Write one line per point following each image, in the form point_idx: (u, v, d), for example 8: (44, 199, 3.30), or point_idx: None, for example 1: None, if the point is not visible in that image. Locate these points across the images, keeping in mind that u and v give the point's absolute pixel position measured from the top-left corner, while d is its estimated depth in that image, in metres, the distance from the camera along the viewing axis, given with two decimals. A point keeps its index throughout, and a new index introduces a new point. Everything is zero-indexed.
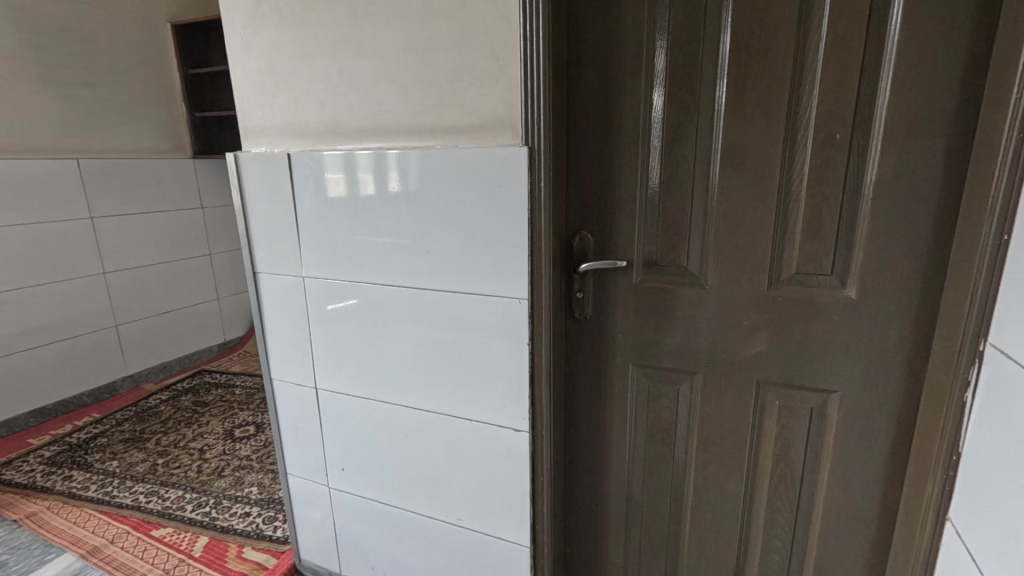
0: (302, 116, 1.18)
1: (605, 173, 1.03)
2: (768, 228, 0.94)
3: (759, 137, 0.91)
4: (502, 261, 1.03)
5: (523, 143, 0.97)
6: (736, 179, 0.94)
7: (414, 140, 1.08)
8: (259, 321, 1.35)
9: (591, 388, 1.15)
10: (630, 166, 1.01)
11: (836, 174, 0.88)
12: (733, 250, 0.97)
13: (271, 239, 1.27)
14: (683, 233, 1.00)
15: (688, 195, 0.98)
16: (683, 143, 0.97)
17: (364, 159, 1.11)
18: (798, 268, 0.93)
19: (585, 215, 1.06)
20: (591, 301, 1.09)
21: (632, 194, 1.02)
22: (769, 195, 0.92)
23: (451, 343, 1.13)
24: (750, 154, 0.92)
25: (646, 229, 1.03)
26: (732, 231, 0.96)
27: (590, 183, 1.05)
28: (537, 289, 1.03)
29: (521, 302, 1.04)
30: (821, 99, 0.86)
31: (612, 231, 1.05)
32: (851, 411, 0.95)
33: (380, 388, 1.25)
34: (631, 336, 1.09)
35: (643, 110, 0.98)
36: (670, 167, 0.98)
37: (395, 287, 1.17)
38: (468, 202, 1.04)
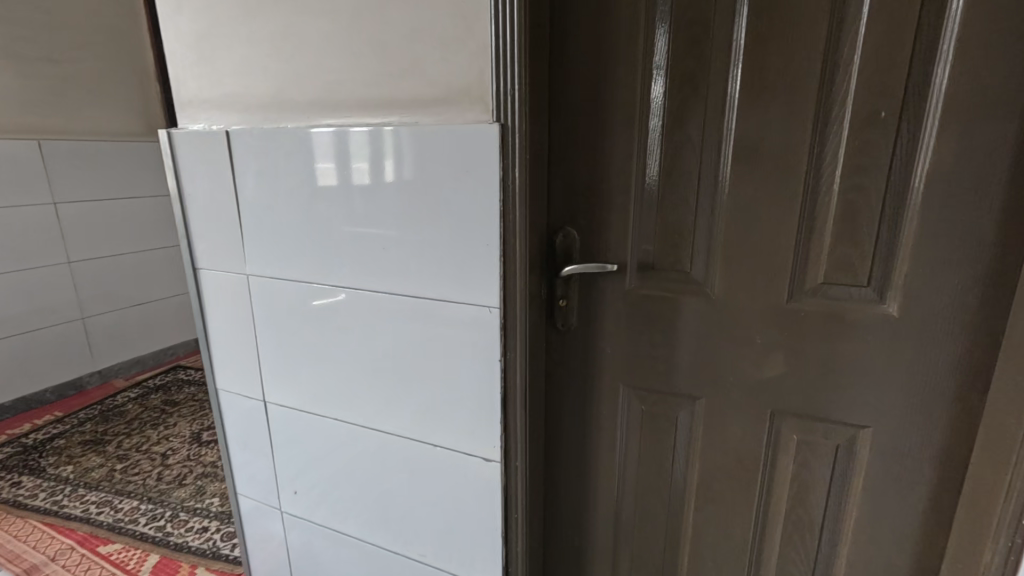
0: (242, 88, 1.00)
1: (593, 160, 0.86)
2: (791, 227, 0.76)
3: (783, 116, 0.74)
4: (470, 261, 0.87)
5: (495, 121, 0.80)
6: (753, 168, 0.77)
7: (369, 117, 0.90)
8: (202, 323, 1.19)
9: (575, 410, 0.99)
10: (624, 150, 0.84)
11: (879, 161, 0.71)
12: (746, 253, 0.80)
13: (211, 231, 1.10)
14: (687, 232, 0.83)
15: (693, 188, 0.81)
16: (688, 123, 0.80)
17: (358, 143, 0.91)
18: (827, 276, 0.76)
19: (570, 210, 0.90)
20: (575, 312, 0.93)
21: (626, 186, 0.85)
22: (794, 186, 0.75)
23: (413, 356, 0.97)
24: (771, 137, 0.75)
25: (642, 226, 0.86)
26: (746, 230, 0.79)
27: (575, 173, 0.88)
28: (510, 296, 0.86)
29: (492, 312, 0.88)
30: (864, 67, 0.69)
31: (601, 228, 0.88)
32: (884, 451, 0.79)
33: (335, 404, 1.09)
34: (622, 353, 0.92)
35: (640, 83, 0.81)
36: (673, 152, 0.81)
37: (349, 290, 1.00)
38: (432, 193, 0.87)
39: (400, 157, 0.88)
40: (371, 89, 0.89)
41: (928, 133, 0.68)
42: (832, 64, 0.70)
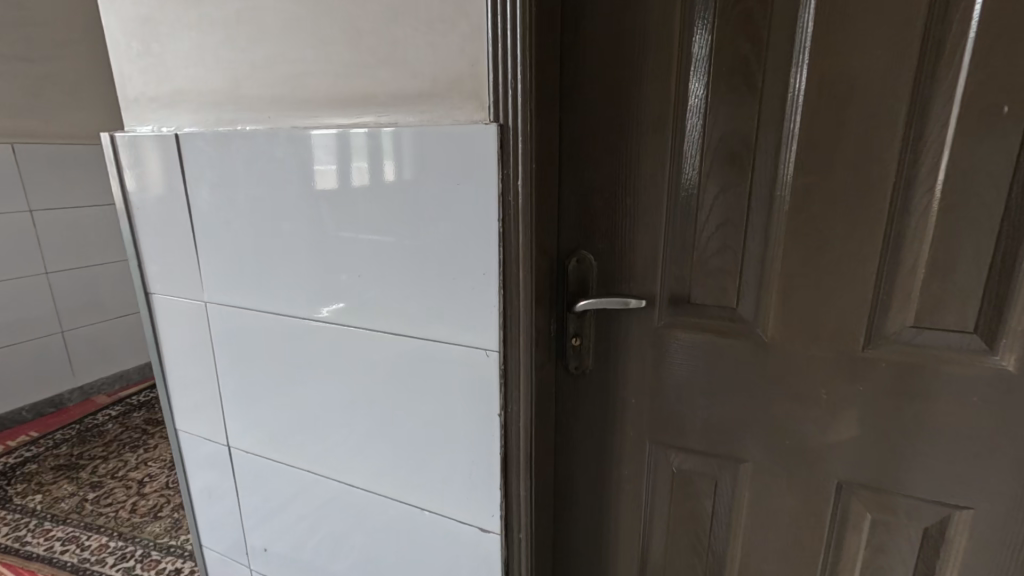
0: (193, 83, 0.84)
1: (615, 170, 0.70)
2: (869, 255, 0.60)
3: (864, 113, 0.57)
4: (462, 295, 0.71)
5: (492, 121, 0.64)
6: (821, 180, 0.60)
7: (339, 116, 0.74)
8: (157, 355, 1.03)
9: (590, 468, 0.82)
10: (654, 159, 0.68)
11: (997, 172, 0.54)
12: (810, 288, 0.63)
13: (163, 251, 0.94)
14: (732, 259, 0.67)
15: (741, 206, 0.65)
16: (735, 125, 0.63)
17: (358, 143, 0.72)
18: (918, 319, 0.60)
19: (585, 229, 0.73)
20: (591, 353, 0.77)
21: (656, 202, 0.69)
22: (876, 204, 0.59)
23: (396, 403, 0.81)
24: (846, 141, 0.58)
25: (675, 251, 0.70)
26: (809, 259, 0.63)
27: (592, 185, 0.71)
28: (511, 338, 0.70)
29: (489, 357, 0.71)
30: (980, 48, 0.52)
31: (624, 253, 0.72)
32: (985, 539, 0.62)
33: (307, 454, 0.93)
34: (647, 404, 0.76)
35: (675, 75, 0.65)
36: (716, 160, 0.65)
37: (322, 324, 0.84)
38: (416, 210, 0.71)
39: (399, 160, 0.70)
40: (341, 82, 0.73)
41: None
42: (936, 44, 0.54)
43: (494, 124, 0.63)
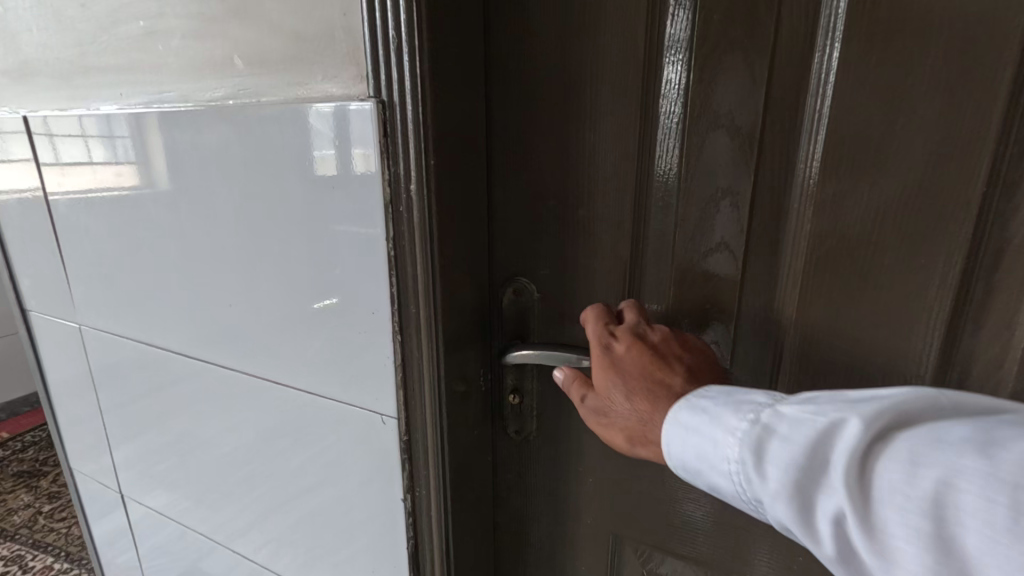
0: (37, 52, 0.65)
1: (565, 166, 0.49)
2: (931, 306, 0.39)
3: (936, 86, 0.36)
4: (348, 340, 0.51)
5: (370, 96, 0.43)
6: (861, 189, 0.40)
7: (187, 94, 0.54)
8: (43, 383, 0.87)
9: (540, 555, 0.63)
10: (617, 154, 0.47)
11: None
12: (838, 347, 0.43)
13: (31, 261, 0.77)
14: (726, 300, 0.47)
15: (740, 223, 0.45)
16: (734, 102, 0.42)
17: (249, 129, 0.50)
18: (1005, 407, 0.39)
19: (524, 249, 0.53)
20: (535, 413, 0.58)
21: (619, 215, 0.49)
22: (946, 229, 0.38)
23: (283, 470, 0.62)
24: (905, 131, 0.38)
25: (648, 282, 0.49)
26: (838, 307, 0.42)
27: (533, 189, 0.51)
28: (414, 401, 0.50)
29: (385, 424, 0.52)
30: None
31: (579, 282, 0.52)
32: None
33: (196, 516, 0.75)
34: (609, 483, 0.57)
35: (644, 31, 0.44)
36: (705, 157, 0.44)
37: (195, 363, 0.66)
38: (287, 222, 0.51)
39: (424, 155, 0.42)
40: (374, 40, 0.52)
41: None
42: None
43: (372, 99, 0.43)
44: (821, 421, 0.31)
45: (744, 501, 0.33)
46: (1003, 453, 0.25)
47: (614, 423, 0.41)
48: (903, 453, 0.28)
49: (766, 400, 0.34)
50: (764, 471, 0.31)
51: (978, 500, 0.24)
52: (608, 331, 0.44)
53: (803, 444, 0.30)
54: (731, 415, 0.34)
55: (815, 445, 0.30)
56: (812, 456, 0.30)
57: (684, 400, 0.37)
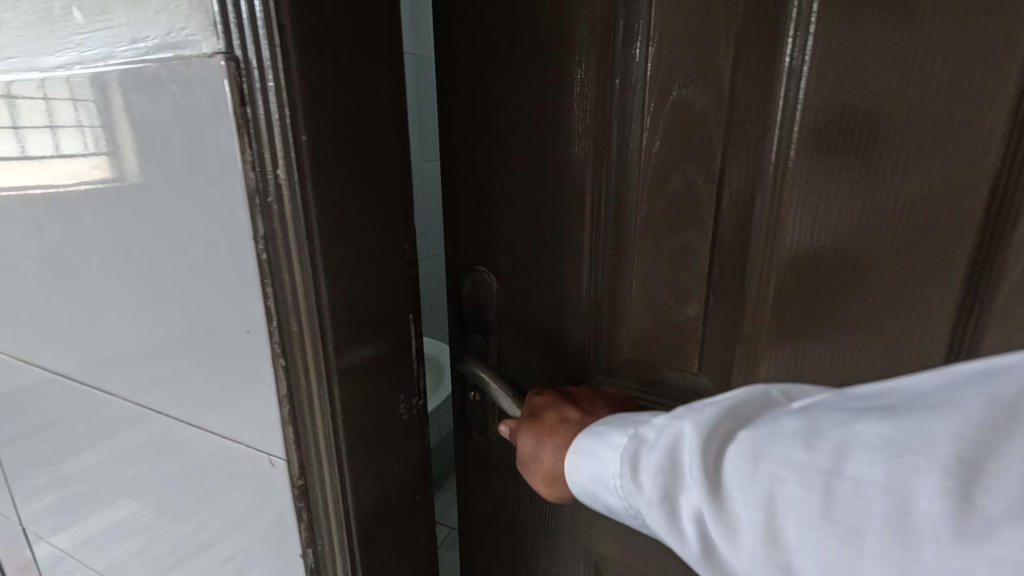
0: None
1: (505, 139, 0.42)
2: (941, 313, 0.31)
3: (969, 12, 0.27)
4: (227, 364, 0.41)
5: (218, 50, 0.33)
6: (855, 160, 0.31)
7: (28, 59, 0.44)
8: None
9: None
10: (561, 127, 0.39)
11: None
12: (826, 360, 0.35)
13: None
14: (691, 302, 0.39)
15: (704, 208, 0.36)
16: (694, 57, 0.34)
17: (96, 102, 0.40)
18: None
19: (473, 231, 0.46)
20: (497, 417, 0.51)
21: (565, 201, 0.41)
22: (962, 212, 0.29)
23: (175, 511, 0.53)
24: (915, 81, 0.29)
25: (607, 279, 0.41)
26: (824, 312, 0.34)
27: (479, 165, 0.44)
28: (307, 440, 0.40)
29: (274, 467, 0.42)
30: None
31: (530, 276, 0.44)
32: None
33: (91, 558, 0.65)
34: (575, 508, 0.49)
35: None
36: (667, 122, 0.36)
37: (71, 386, 0.55)
38: (145, 218, 0.41)
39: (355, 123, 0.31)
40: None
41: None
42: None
43: (221, 54, 0.32)
44: (679, 426, 0.30)
45: (634, 511, 0.33)
46: (824, 439, 0.24)
47: (533, 468, 0.40)
48: (744, 449, 0.27)
49: (650, 416, 0.33)
50: (640, 481, 0.31)
51: (800, 491, 0.24)
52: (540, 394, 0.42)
53: (666, 450, 0.30)
54: (617, 433, 0.34)
55: (674, 452, 0.29)
56: (673, 463, 0.29)
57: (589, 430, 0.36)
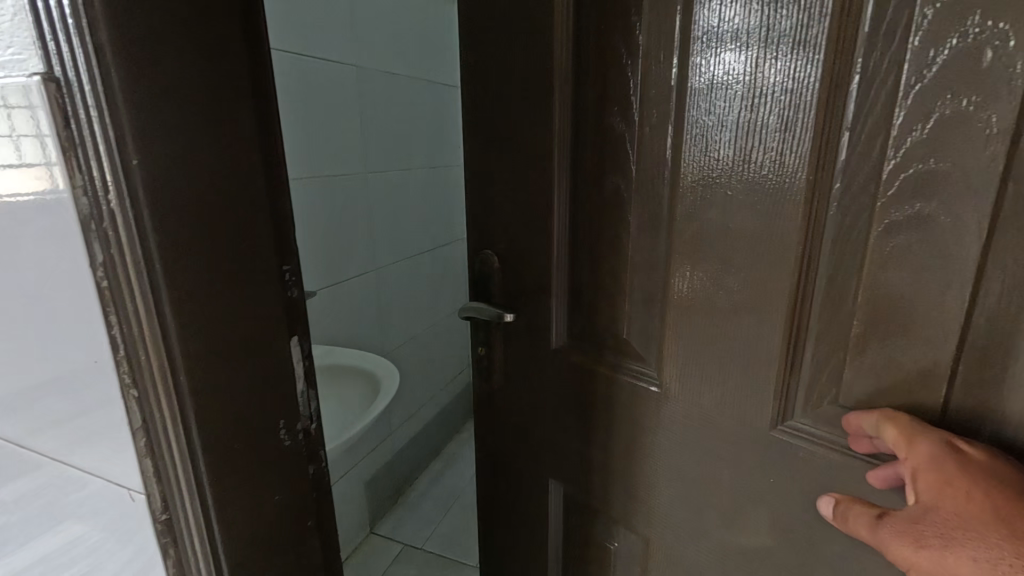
0: None
1: (506, 169, 0.63)
2: (772, 291, 0.46)
3: (764, 71, 0.43)
4: (76, 396, 0.40)
5: (38, 69, 0.31)
6: (720, 169, 0.47)
7: None
8: None
9: (507, 493, 0.79)
10: (539, 160, 0.60)
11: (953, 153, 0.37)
12: (706, 323, 0.51)
13: None
14: (621, 281, 0.57)
15: (627, 216, 0.55)
16: (619, 118, 0.53)
17: None
18: (850, 374, 0.45)
19: (487, 234, 0.68)
20: (501, 369, 0.73)
21: (542, 211, 0.61)
22: (783, 195, 0.44)
23: (29, 558, 0.49)
24: (746, 118, 0.45)
25: (566, 269, 0.62)
26: (700, 288, 0.51)
27: (494, 188, 0.65)
28: (165, 473, 0.39)
29: (135, 501, 0.41)
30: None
31: (521, 266, 0.66)
32: None
33: None
34: (557, 429, 0.68)
35: (561, 44, 0.55)
36: (604, 158, 0.55)
37: None
38: None
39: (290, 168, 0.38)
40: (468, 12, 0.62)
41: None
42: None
43: (39, 74, 0.31)
44: None
45: None
46: None
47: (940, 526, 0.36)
48: None
49: None
50: None
51: None
52: (908, 419, 0.40)
53: None
54: None
55: None
56: None
57: None
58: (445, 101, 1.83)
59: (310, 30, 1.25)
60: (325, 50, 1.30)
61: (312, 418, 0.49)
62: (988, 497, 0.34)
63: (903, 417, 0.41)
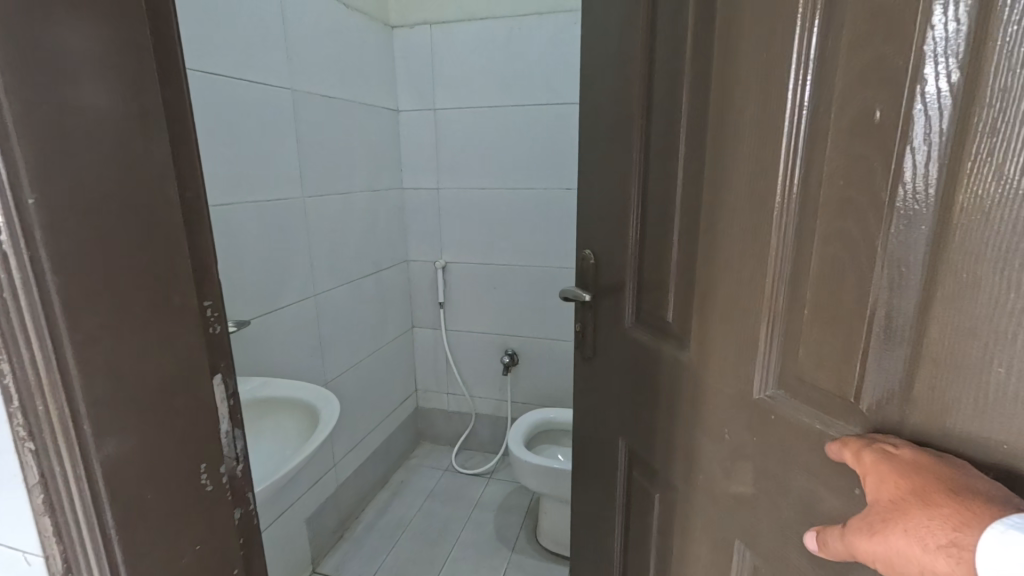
0: None
1: (604, 175, 0.80)
2: (754, 294, 0.51)
3: (752, 91, 0.49)
4: None
5: None
6: (722, 182, 0.54)
7: None
8: None
9: (594, 451, 0.91)
10: (622, 168, 0.75)
11: (860, 176, 0.40)
12: (715, 319, 0.56)
13: None
14: (667, 272, 0.66)
15: (671, 216, 0.64)
16: (667, 134, 0.64)
17: None
18: (795, 375, 0.48)
19: (592, 228, 0.85)
20: (593, 337, 0.88)
21: (622, 209, 0.76)
22: (763, 210, 0.49)
23: None
24: (738, 139, 0.51)
25: (636, 254, 0.74)
26: (707, 285, 0.57)
27: (596, 191, 0.83)
28: (66, 529, 0.36)
29: (29, 564, 0.37)
30: (854, 32, 0.40)
31: (610, 252, 0.81)
32: None
33: None
34: (620, 391, 0.80)
35: (638, 75, 0.69)
36: (660, 165, 0.66)
37: None
38: None
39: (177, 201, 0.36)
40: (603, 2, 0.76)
41: (939, 131, 0.34)
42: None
43: None
44: None
45: None
46: None
47: (879, 520, 0.37)
48: None
49: None
50: None
51: None
52: (862, 436, 0.41)
53: None
54: None
55: None
56: None
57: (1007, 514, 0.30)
58: (386, 125, 1.83)
59: (243, 52, 1.22)
60: (259, 73, 1.27)
61: (239, 459, 0.48)
62: (904, 481, 0.36)
63: (855, 437, 0.41)
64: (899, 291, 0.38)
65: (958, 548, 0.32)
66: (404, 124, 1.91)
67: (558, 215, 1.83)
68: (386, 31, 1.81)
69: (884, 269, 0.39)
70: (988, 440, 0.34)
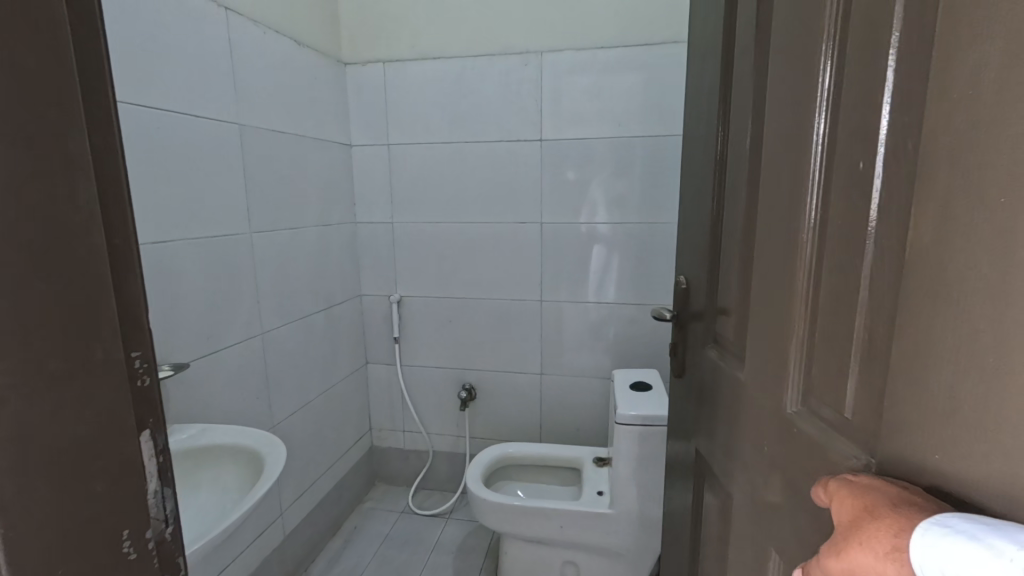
0: None
1: (695, 204, 0.87)
2: (785, 316, 0.53)
3: (790, 126, 0.52)
4: None
5: None
6: (766, 210, 0.57)
7: None
8: None
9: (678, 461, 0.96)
10: (706, 200, 0.81)
11: (850, 217, 0.43)
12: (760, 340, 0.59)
13: None
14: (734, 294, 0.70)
15: (737, 242, 0.68)
16: (734, 167, 0.69)
17: None
18: (812, 398, 0.49)
19: (688, 255, 0.92)
20: (681, 354, 0.93)
21: (705, 236, 0.82)
22: (794, 236, 0.51)
23: None
24: (780, 171, 0.55)
25: (710, 277, 0.79)
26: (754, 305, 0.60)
27: (690, 220, 0.89)
28: None
29: None
30: (855, 75, 0.43)
31: (694, 276, 0.87)
32: None
33: None
34: (695, 405, 0.84)
35: (718, 115, 0.75)
36: (731, 196, 0.71)
37: None
38: None
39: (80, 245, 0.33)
40: (701, 54, 0.84)
41: (901, 173, 0.37)
42: (838, 33, 0.45)
43: None
44: None
45: None
46: None
47: (841, 544, 0.38)
48: None
49: None
50: None
51: None
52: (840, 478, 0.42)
53: None
54: None
55: None
56: None
57: (938, 516, 0.32)
58: (336, 159, 1.81)
59: (186, 87, 1.19)
60: (202, 108, 1.23)
61: (168, 521, 0.44)
62: (863, 503, 0.37)
63: (830, 480, 0.43)
64: (877, 319, 0.40)
65: (900, 551, 0.33)
66: (356, 158, 1.90)
67: (512, 248, 1.85)
68: (338, 67, 1.82)
69: (869, 298, 0.41)
70: (923, 456, 0.36)
